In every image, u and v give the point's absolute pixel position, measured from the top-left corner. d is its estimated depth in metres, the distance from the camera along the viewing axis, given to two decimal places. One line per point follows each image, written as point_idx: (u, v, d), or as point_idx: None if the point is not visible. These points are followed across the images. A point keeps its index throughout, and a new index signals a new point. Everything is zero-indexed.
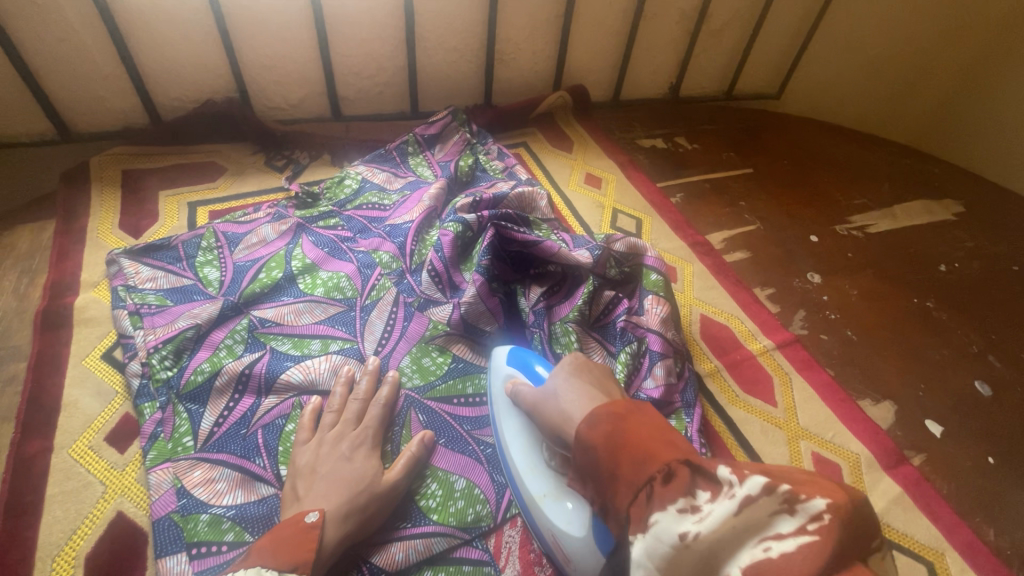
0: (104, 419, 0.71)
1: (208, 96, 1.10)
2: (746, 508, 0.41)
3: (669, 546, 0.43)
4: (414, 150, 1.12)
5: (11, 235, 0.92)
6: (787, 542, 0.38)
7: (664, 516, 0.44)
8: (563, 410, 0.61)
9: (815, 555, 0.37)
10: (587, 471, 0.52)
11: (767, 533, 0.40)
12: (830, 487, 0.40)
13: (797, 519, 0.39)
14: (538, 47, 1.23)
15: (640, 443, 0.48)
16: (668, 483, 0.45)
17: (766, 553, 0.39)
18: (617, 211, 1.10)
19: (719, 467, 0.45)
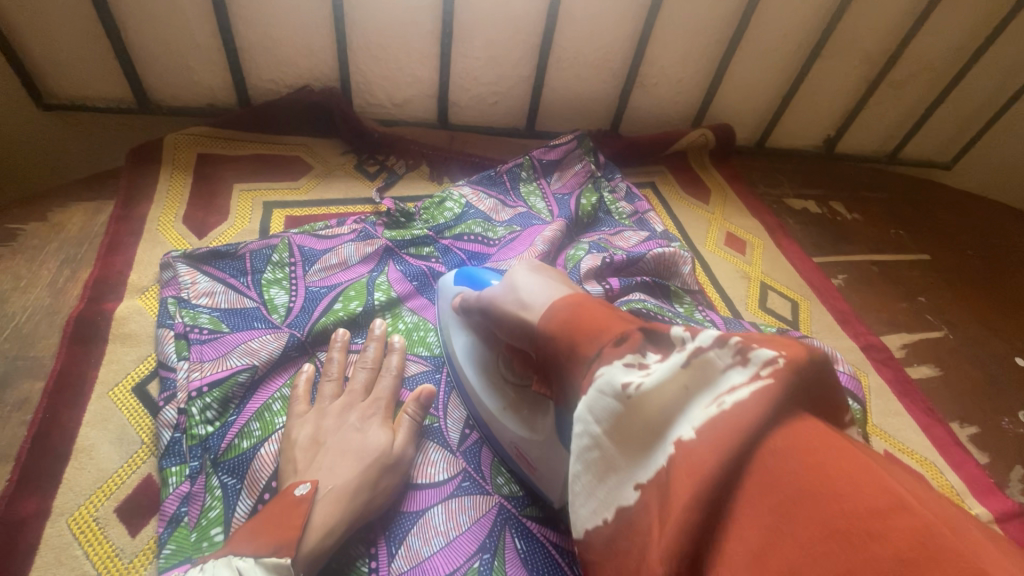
0: (119, 480, 0.56)
1: (305, 82, 0.95)
2: (695, 359, 0.33)
3: (611, 397, 0.35)
4: (527, 176, 0.95)
5: (63, 213, 0.79)
6: (737, 392, 0.30)
7: (611, 367, 0.36)
8: (515, 306, 0.52)
9: (768, 400, 0.29)
10: (547, 356, 0.44)
11: (719, 387, 0.31)
12: (787, 340, 0.32)
13: (748, 369, 0.30)
14: (688, 74, 1.03)
15: (598, 321, 0.41)
16: (620, 343, 0.38)
17: (718, 407, 0.30)
18: (766, 286, 0.89)
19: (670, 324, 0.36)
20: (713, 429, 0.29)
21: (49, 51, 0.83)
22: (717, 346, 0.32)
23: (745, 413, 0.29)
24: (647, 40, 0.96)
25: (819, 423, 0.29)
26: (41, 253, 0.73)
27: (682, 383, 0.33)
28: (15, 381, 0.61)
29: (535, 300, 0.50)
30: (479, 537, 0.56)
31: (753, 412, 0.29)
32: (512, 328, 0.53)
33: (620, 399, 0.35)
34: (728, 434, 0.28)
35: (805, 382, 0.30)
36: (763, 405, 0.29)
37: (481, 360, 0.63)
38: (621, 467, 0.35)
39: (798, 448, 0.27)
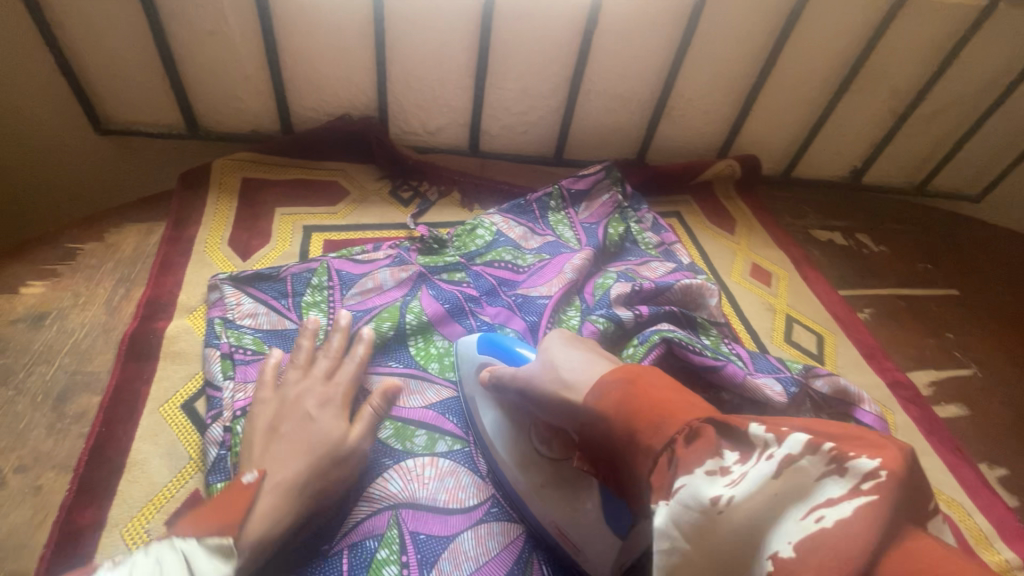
0: (169, 493, 0.59)
1: (344, 110, 1.00)
2: (787, 470, 0.34)
3: (697, 510, 0.35)
4: (556, 205, 0.98)
5: (118, 233, 0.84)
6: (839, 507, 0.31)
7: (693, 479, 0.36)
8: (557, 385, 0.51)
9: (870, 517, 0.30)
10: (606, 449, 0.44)
11: (815, 499, 0.32)
12: (874, 442, 0.33)
13: (845, 481, 0.32)
14: (714, 107, 1.05)
15: (659, 406, 0.40)
16: (692, 441, 0.37)
17: (817, 524, 0.31)
18: (791, 319, 0.90)
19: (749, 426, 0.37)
20: (821, 558, 0.29)
21: (110, 82, 0.88)
22: (808, 456, 0.33)
23: (854, 537, 0.29)
24: (675, 74, 0.98)
25: (931, 541, 0.30)
26: (98, 272, 0.78)
27: (774, 494, 0.33)
28: (74, 395, 0.65)
29: (576, 379, 0.49)
30: (506, 563, 0.58)
31: (864, 535, 0.29)
32: (554, 409, 0.51)
33: (707, 516, 0.35)
34: (844, 565, 0.28)
35: (902, 487, 0.31)
36: (869, 523, 0.29)
37: (511, 433, 0.61)
38: None
39: (922, 565, 0.28)
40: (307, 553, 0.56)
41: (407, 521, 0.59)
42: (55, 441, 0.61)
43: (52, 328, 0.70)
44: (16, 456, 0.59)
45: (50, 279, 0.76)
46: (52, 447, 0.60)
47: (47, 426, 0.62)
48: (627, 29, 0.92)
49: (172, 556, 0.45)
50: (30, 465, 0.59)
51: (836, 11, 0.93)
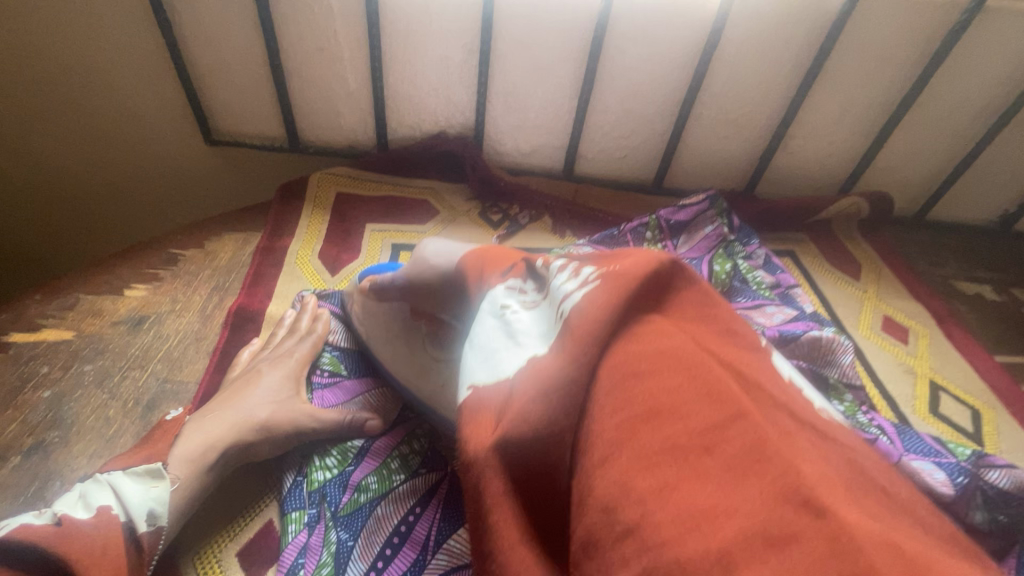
0: (244, 524, 0.57)
1: (440, 129, 0.97)
2: (557, 287, 0.42)
3: (491, 313, 0.44)
4: (653, 236, 0.89)
5: (218, 241, 0.85)
6: (570, 297, 0.40)
7: (495, 291, 0.46)
8: (429, 273, 0.55)
9: (601, 296, 0.38)
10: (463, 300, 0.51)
11: (561, 300, 0.41)
12: (631, 259, 0.41)
13: (579, 280, 0.41)
14: (840, 137, 0.94)
15: (488, 259, 0.49)
16: (507, 273, 0.47)
17: (559, 313, 0.40)
18: (936, 387, 0.76)
19: (538, 261, 0.47)
20: (564, 342, 0.37)
21: (222, 94, 0.91)
22: (559, 272, 0.44)
23: (595, 310, 0.38)
24: (800, 100, 0.89)
25: (661, 322, 0.38)
26: (195, 279, 0.79)
27: (547, 304, 0.43)
28: (163, 403, 0.64)
29: (442, 260, 0.54)
30: None
31: (596, 312, 0.37)
32: (427, 288, 0.55)
33: (497, 316, 0.44)
34: (585, 339, 0.36)
35: (638, 283, 0.39)
36: (594, 299, 0.38)
37: (404, 352, 0.61)
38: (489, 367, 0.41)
39: (643, 344, 0.37)
40: None
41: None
42: None
43: (149, 332, 0.71)
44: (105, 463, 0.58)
45: (152, 283, 0.77)
46: None
47: (134, 435, 0.61)
48: (749, 50, 0.84)
49: (97, 485, 0.50)
50: None
51: (1005, 35, 0.81)
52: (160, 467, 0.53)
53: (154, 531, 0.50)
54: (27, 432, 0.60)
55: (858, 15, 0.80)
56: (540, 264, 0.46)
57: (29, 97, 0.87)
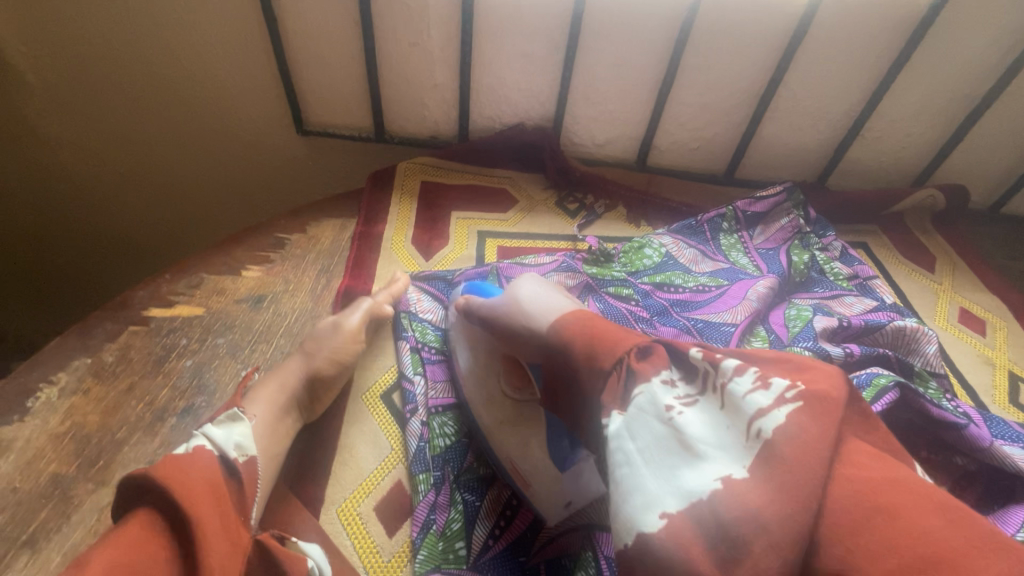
0: (375, 479, 0.62)
1: (519, 120, 1.01)
2: (728, 394, 0.41)
3: (654, 415, 0.42)
4: (729, 226, 0.92)
5: (318, 226, 0.91)
6: (772, 415, 0.38)
7: (652, 385, 0.44)
8: (522, 315, 0.56)
9: (800, 422, 0.37)
10: (555, 360, 0.52)
11: (747, 410, 0.39)
12: (821, 380, 0.40)
13: (771, 394, 0.39)
14: (919, 130, 0.95)
15: (612, 336, 0.49)
16: (646, 358, 0.46)
17: (760, 436, 0.38)
18: (1015, 377, 0.78)
19: (691, 350, 0.46)
20: (772, 469, 0.36)
21: (318, 87, 0.96)
22: (736, 375, 0.41)
23: (795, 432, 0.37)
24: (882, 93, 0.90)
25: (861, 448, 0.37)
26: (303, 261, 0.85)
27: (718, 408, 0.42)
28: None
29: (543, 314, 0.55)
30: None
31: (809, 438, 0.36)
32: (523, 341, 0.56)
33: (664, 421, 0.42)
34: (790, 472, 0.35)
35: (827, 407, 0.38)
36: (794, 426, 0.37)
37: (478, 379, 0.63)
38: (670, 493, 0.39)
39: (860, 471, 0.35)
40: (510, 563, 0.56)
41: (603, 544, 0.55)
42: None
43: (269, 310, 0.78)
44: None
45: (265, 265, 0.84)
46: None
47: None
48: (833, 45, 0.86)
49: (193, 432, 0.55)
50: None
51: None
52: (235, 412, 0.58)
53: (247, 459, 0.55)
54: (178, 396, 0.67)
55: (949, 9, 0.80)
56: (693, 353, 0.45)
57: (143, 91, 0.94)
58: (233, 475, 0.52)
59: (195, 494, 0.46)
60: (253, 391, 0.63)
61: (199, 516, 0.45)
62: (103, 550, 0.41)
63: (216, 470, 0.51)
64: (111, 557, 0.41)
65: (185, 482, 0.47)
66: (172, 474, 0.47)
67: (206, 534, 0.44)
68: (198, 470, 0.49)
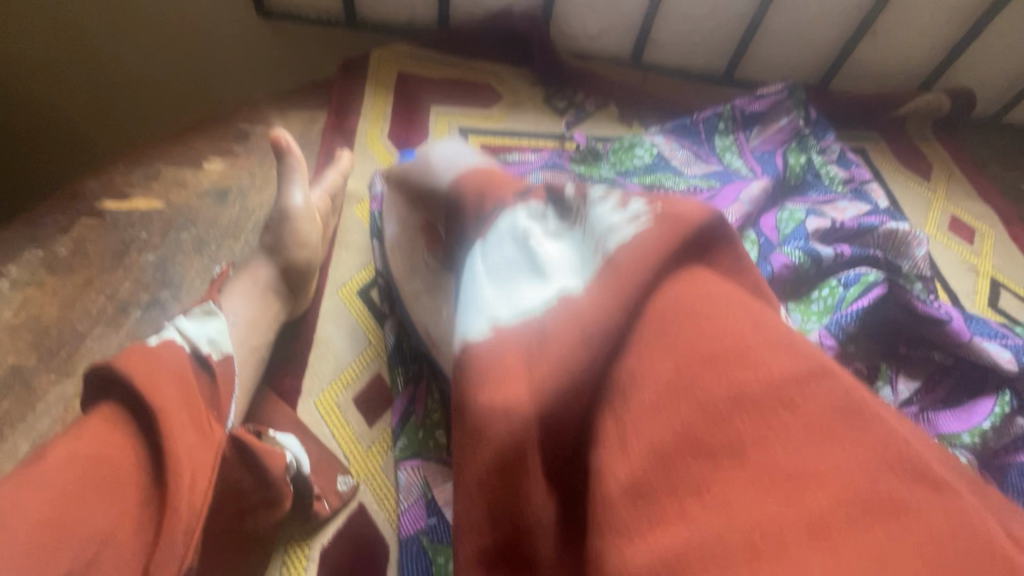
0: (353, 372, 0.61)
1: (505, 5, 0.92)
2: (589, 227, 0.43)
3: (511, 239, 0.44)
4: (725, 127, 0.87)
5: (286, 118, 0.84)
6: (621, 234, 0.40)
7: (515, 212, 0.46)
8: (428, 170, 0.58)
9: (657, 235, 0.39)
10: (451, 209, 0.52)
11: (602, 230, 0.41)
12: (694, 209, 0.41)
13: (626, 214, 0.41)
14: (933, 25, 0.88)
15: (493, 181, 0.51)
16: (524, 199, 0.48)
17: (604, 250, 0.40)
18: (997, 283, 0.78)
19: (567, 189, 0.47)
20: (609, 272, 0.38)
21: None
22: (603, 200, 0.44)
23: (647, 246, 0.38)
24: None
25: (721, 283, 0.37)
26: (270, 155, 0.79)
27: (578, 242, 0.43)
28: None
29: (446, 165, 0.56)
30: None
31: (691, 305, 0.35)
32: (424, 192, 0.58)
33: (520, 244, 0.44)
34: (632, 278, 0.37)
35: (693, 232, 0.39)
36: (647, 236, 0.39)
37: (406, 252, 0.61)
38: (504, 297, 0.40)
39: (701, 291, 0.36)
40: None
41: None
42: None
43: (235, 204, 0.72)
44: None
45: (228, 157, 0.77)
46: None
47: None
48: None
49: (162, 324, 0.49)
50: None
51: None
52: (207, 304, 0.53)
53: (224, 356, 0.50)
54: (141, 289, 0.63)
55: None
56: (568, 192, 0.47)
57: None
58: (205, 368, 0.48)
59: (159, 386, 0.42)
60: (229, 285, 0.58)
61: (161, 409, 0.41)
62: (64, 435, 0.39)
63: (185, 364, 0.46)
64: (73, 445, 0.39)
65: (150, 372, 0.42)
66: (133, 364, 0.42)
67: (171, 428, 0.40)
68: (165, 358, 0.44)
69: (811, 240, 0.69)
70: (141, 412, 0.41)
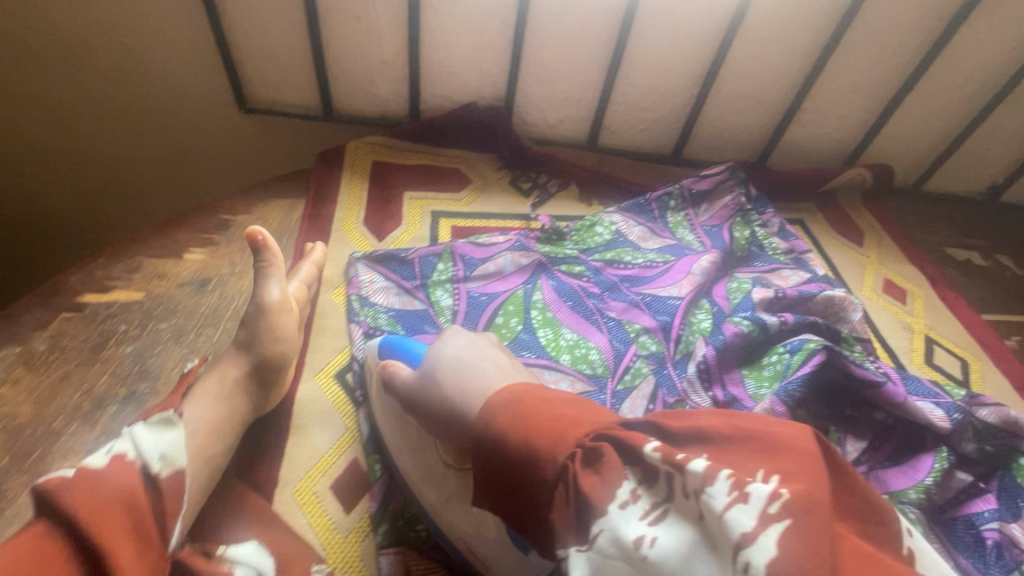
0: (329, 460, 0.62)
1: (471, 99, 1.01)
2: (706, 521, 0.35)
3: (621, 560, 0.36)
4: (676, 205, 0.95)
5: (265, 207, 0.88)
6: (766, 552, 0.32)
7: (609, 517, 0.37)
8: (440, 393, 0.50)
9: (796, 542, 0.32)
10: (490, 466, 0.44)
11: (727, 541, 0.33)
12: (800, 461, 0.37)
13: (753, 510, 0.33)
14: (849, 112, 1.00)
15: (541, 433, 0.42)
16: (590, 463, 0.39)
17: (749, 572, 0.32)
18: (931, 341, 0.85)
19: (645, 446, 0.38)
20: None
21: (259, 62, 0.92)
22: (710, 483, 0.35)
23: (784, 554, 0.32)
24: (815, 75, 0.94)
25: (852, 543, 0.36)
26: (249, 244, 0.82)
27: (699, 544, 0.35)
28: None
29: (458, 388, 0.49)
30: None
31: (809, 567, 0.32)
32: (443, 424, 0.50)
33: (627, 560, 0.36)
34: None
35: (815, 508, 0.34)
36: (796, 546, 0.32)
37: (397, 424, 0.59)
38: None
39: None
40: None
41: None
42: None
43: (214, 294, 0.75)
44: None
45: (209, 247, 0.81)
46: None
47: None
48: (770, 29, 0.89)
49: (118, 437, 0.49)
50: None
51: (1007, 13, 0.87)
52: (171, 412, 0.54)
53: (173, 472, 0.50)
54: (119, 383, 0.65)
55: None
56: (648, 454, 0.38)
57: (56, 56, 0.87)
58: (154, 488, 0.48)
59: (107, 518, 0.43)
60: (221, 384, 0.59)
61: (109, 540, 0.42)
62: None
63: (138, 483, 0.47)
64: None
65: (99, 504, 0.43)
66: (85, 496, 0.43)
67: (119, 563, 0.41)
68: (116, 484, 0.45)
69: (757, 307, 0.76)
70: (87, 551, 0.41)
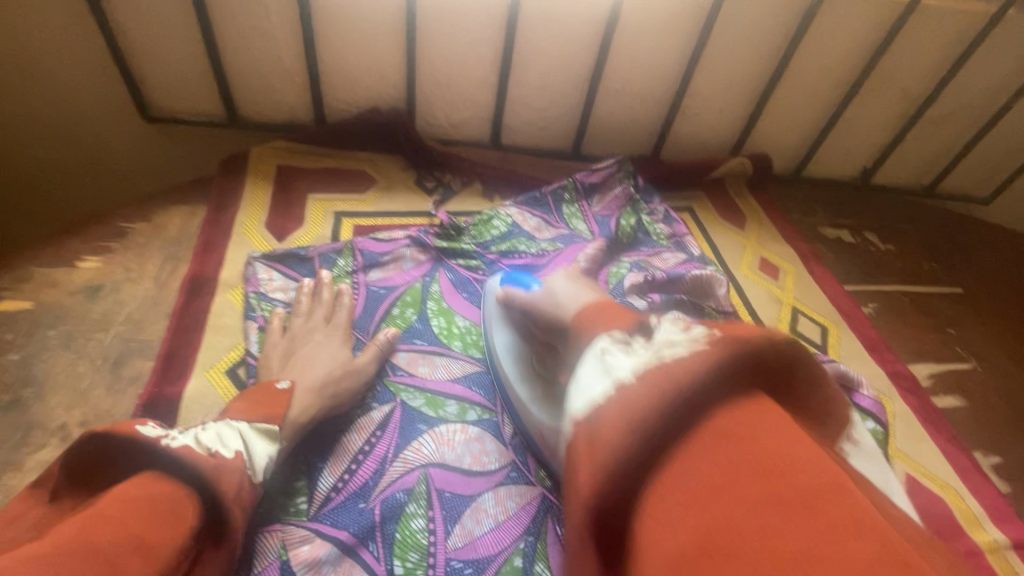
0: None
1: (374, 103, 1.04)
2: (657, 343, 0.44)
3: (597, 358, 0.46)
4: (571, 198, 1.01)
5: (166, 213, 0.90)
6: (677, 351, 0.42)
7: (603, 340, 0.47)
8: (556, 306, 0.61)
9: (706, 358, 0.40)
10: (571, 343, 0.54)
11: (664, 350, 0.43)
12: (750, 330, 0.43)
13: (688, 336, 0.43)
14: (728, 106, 1.09)
15: (613, 316, 0.52)
16: (628, 334, 0.48)
17: (667, 362, 0.41)
18: (797, 311, 0.94)
19: (648, 317, 0.49)
20: (703, 430, 0.39)
21: (156, 72, 0.94)
22: (669, 326, 0.45)
23: (700, 377, 0.40)
24: (690, 73, 1.02)
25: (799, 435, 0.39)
26: (147, 249, 0.84)
27: (642, 349, 0.44)
28: (128, 360, 0.71)
29: (567, 301, 0.60)
30: (524, 522, 0.63)
31: (744, 425, 0.38)
32: (551, 325, 0.62)
33: (600, 359, 0.46)
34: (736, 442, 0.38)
35: (752, 356, 0.41)
36: (709, 361, 0.40)
37: (524, 363, 0.69)
38: (587, 406, 0.44)
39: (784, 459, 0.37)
40: (346, 508, 0.61)
41: (434, 479, 0.64)
42: (113, 401, 0.67)
43: (107, 299, 0.77)
44: (81, 411, 0.65)
45: (104, 254, 0.82)
46: (111, 404, 0.67)
47: (106, 386, 0.68)
48: (646, 31, 0.96)
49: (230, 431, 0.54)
50: (92, 420, 0.65)
51: (850, 14, 0.97)
52: (228, 420, 0.56)
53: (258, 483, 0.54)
54: (2, 390, 0.66)
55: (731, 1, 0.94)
56: (650, 321, 0.48)
57: None
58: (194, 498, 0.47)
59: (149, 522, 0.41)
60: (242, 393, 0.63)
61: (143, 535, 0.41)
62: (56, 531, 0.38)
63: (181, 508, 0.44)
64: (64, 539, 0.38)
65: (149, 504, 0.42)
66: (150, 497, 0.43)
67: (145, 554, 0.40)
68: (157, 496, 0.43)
69: (631, 288, 0.82)
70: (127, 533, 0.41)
